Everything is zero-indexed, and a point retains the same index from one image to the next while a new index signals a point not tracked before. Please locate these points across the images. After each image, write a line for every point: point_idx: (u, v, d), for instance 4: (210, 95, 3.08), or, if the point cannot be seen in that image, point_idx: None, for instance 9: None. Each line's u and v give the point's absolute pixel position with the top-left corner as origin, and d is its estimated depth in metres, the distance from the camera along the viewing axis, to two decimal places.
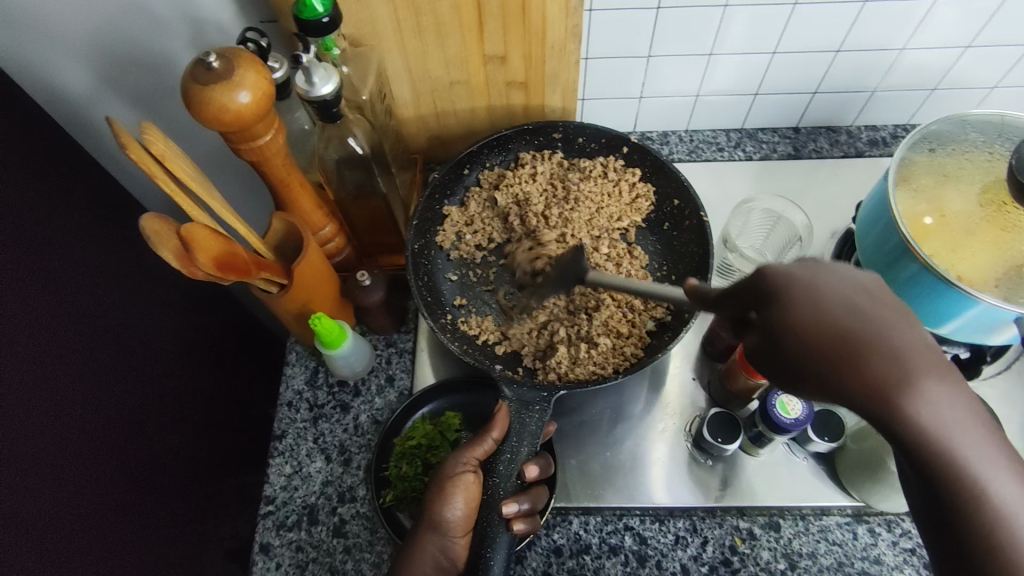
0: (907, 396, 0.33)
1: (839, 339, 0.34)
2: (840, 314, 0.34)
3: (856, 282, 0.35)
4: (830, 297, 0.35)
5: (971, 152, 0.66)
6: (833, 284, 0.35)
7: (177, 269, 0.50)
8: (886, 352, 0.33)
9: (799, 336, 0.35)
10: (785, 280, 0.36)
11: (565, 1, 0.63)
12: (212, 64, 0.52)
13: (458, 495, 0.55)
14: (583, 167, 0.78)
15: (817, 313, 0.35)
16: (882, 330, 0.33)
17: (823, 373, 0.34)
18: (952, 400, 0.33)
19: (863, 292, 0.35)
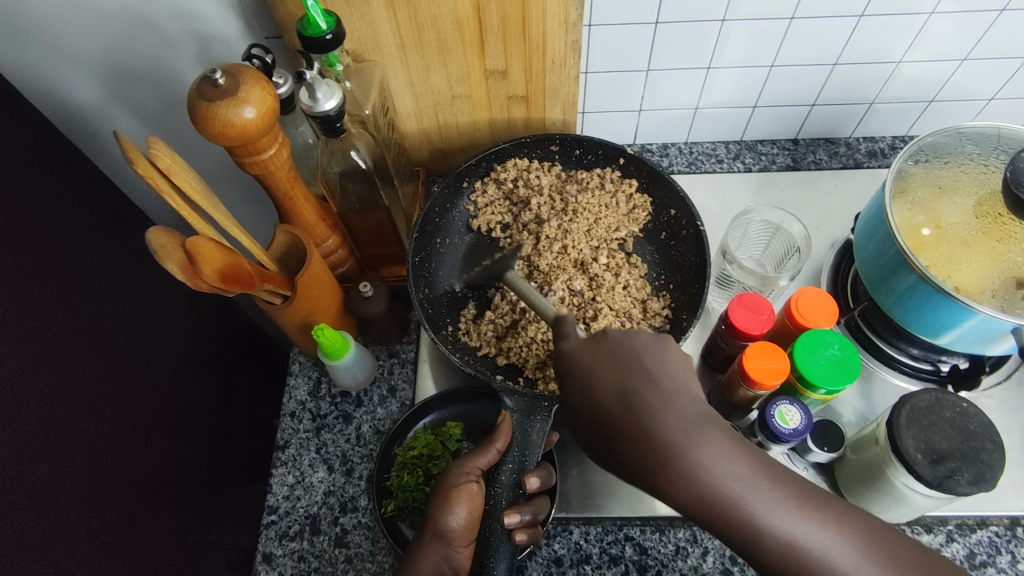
0: (666, 459, 0.39)
1: (610, 425, 0.41)
2: (608, 391, 0.42)
3: (628, 351, 0.43)
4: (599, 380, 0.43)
5: (967, 164, 0.66)
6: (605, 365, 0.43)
7: (182, 281, 0.51)
8: (641, 411, 0.40)
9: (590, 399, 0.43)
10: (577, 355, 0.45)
11: (564, 18, 0.64)
12: (218, 80, 0.52)
13: (460, 504, 0.56)
14: (581, 179, 0.79)
15: (587, 395, 0.43)
16: (642, 390, 0.41)
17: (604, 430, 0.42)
18: (724, 450, 0.39)
19: (623, 361, 0.43)
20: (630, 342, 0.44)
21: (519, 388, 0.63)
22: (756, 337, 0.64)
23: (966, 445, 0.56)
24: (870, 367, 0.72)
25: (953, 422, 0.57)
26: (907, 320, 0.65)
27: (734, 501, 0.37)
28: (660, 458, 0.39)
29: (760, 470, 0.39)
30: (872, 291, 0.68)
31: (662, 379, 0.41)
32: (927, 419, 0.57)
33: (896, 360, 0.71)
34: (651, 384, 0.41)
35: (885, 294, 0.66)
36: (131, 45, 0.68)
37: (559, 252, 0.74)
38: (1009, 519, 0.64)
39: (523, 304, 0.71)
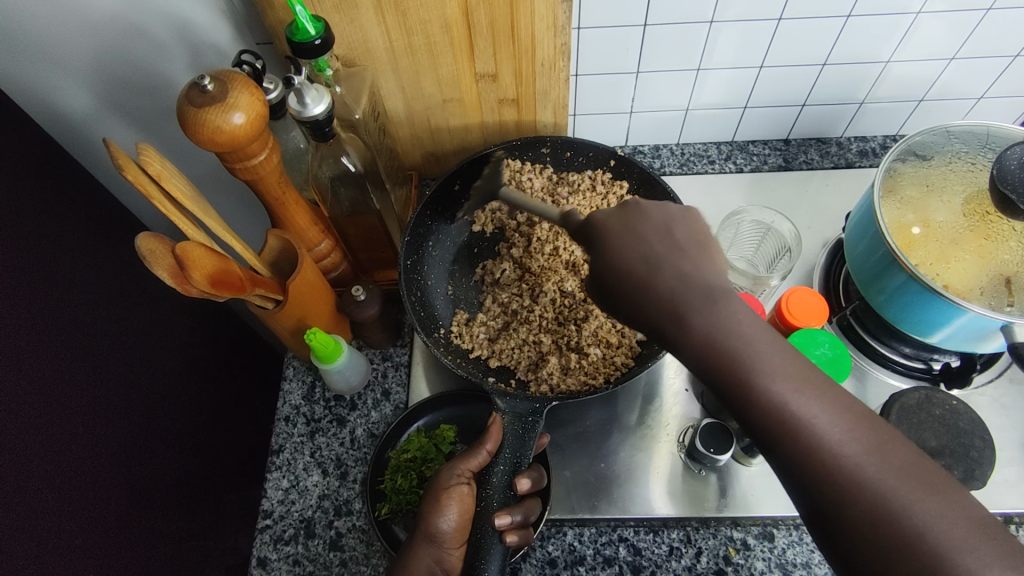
0: (682, 307, 0.40)
1: (636, 277, 0.43)
2: (637, 252, 0.44)
3: (659, 220, 0.45)
4: (633, 242, 0.44)
5: (955, 164, 0.67)
6: (642, 232, 0.45)
7: (171, 286, 0.51)
8: (668, 272, 0.42)
9: (613, 264, 0.44)
10: (607, 226, 0.46)
11: (552, 21, 0.65)
12: (207, 86, 0.53)
13: (451, 506, 0.56)
14: (572, 180, 0.79)
15: (618, 252, 0.44)
16: (668, 256, 0.42)
17: (625, 290, 0.43)
18: (740, 310, 0.39)
19: (654, 231, 0.44)
20: (661, 214, 0.46)
21: (511, 390, 0.64)
22: None
23: (956, 442, 0.56)
24: (862, 364, 0.72)
25: (943, 419, 0.57)
26: (898, 319, 0.65)
27: (727, 342, 0.38)
28: (679, 306, 0.40)
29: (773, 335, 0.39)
30: (863, 290, 0.68)
31: (687, 244, 0.43)
32: (918, 416, 0.57)
33: (888, 359, 0.71)
34: (680, 248, 0.43)
35: (876, 293, 0.66)
36: (124, 53, 0.68)
37: (551, 253, 0.75)
38: (1003, 516, 0.64)
39: (513, 305, 0.72)
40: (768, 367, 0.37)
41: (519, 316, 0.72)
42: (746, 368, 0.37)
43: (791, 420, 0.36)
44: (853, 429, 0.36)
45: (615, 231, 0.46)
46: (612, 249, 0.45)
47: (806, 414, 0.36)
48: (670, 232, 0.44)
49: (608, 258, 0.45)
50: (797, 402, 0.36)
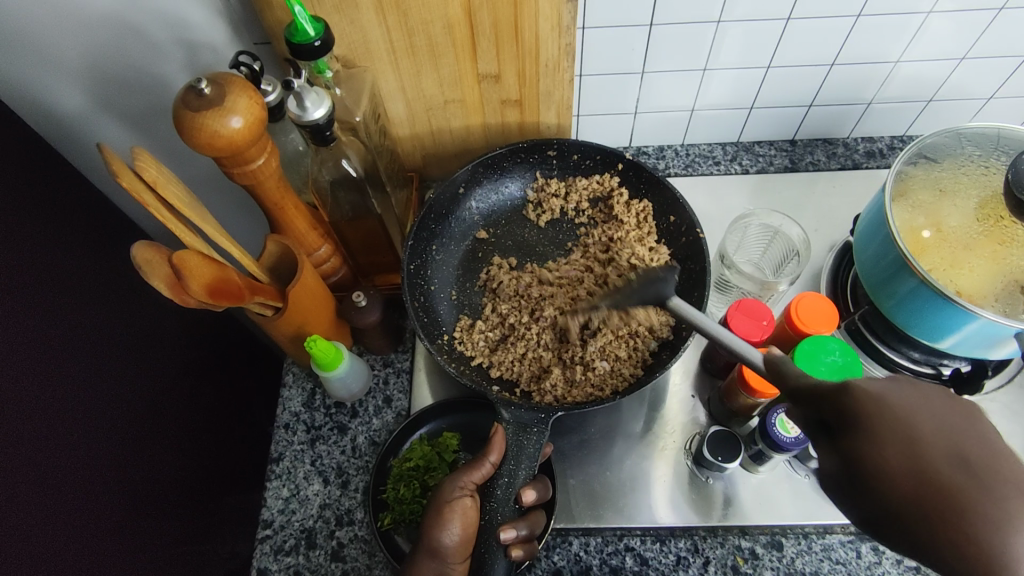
0: None
1: (939, 496, 0.27)
2: (940, 465, 0.28)
3: (942, 426, 0.29)
4: (925, 440, 0.29)
5: (967, 166, 0.65)
6: (928, 418, 0.29)
7: (168, 297, 0.50)
8: (997, 532, 0.26)
9: (882, 485, 0.29)
10: (869, 405, 0.31)
11: (556, 21, 0.63)
12: (203, 90, 0.51)
13: (455, 519, 0.55)
14: (580, 186, 0.78)
15: (905, 458, 0.28)
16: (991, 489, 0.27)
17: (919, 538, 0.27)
18: None
19: (954, 440, 0.28)
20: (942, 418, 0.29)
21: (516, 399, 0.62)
22: (757, 344, 0.63)
23: None
24: (872, 371, 0.71)
25: None
26: (907, 324, 0.64)
27: None
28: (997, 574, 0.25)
29: None
30: (871, 295, 0.67)
31: (1001, 480, 0.27)
32: None
33: (897, 364, 0.70)
34: (991, 486, 0.27)
35: (885, 297, 0.65)
36: (118, 54, 0.67)
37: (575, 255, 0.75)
38: None
39: (509, 315, 0.70)
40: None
41: (521, 329, 0.69)
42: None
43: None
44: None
45: (880, 409, 0.30)
46: (881, 443, 0.29)
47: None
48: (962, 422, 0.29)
49: (886, 462, 0.29)
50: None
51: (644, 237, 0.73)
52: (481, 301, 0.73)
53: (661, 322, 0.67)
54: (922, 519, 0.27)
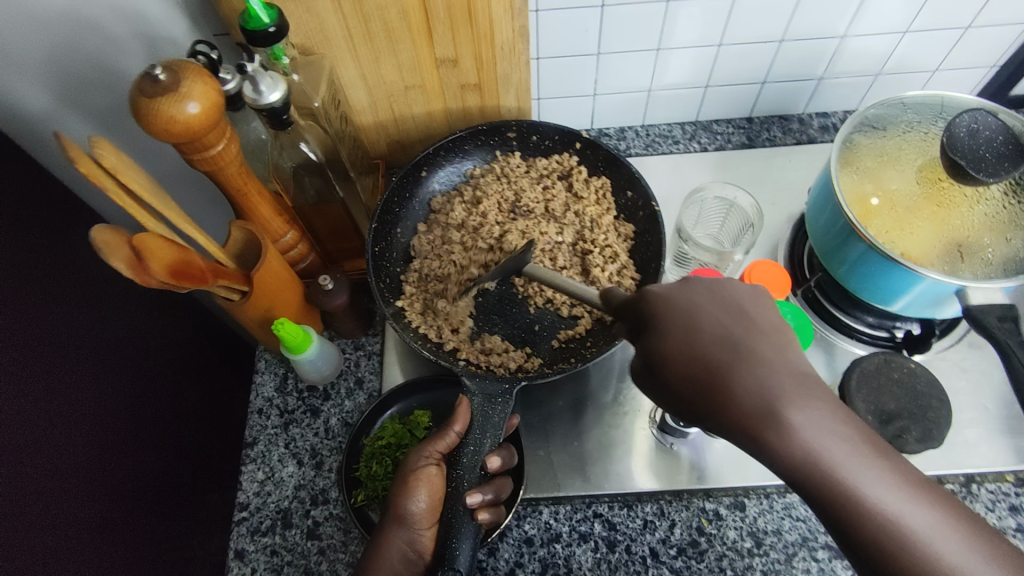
0: (765, 407, 0.35)
1: (704, 364, 0.38)
2: (709, 334, 0.39)
3: (728, 298, 0.41)
4: (699, 324, 0.39)
5: (908, 133, 0.68)
6: (705, 310, 0.40)
7: (131, 278, 0.51)
8: (750, 372, 0.36)
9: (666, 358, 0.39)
10: (661, 308, 0.41)
11: (509, 4, 0.65)
12: (159, 77, 0.52)
13: (421, 488, 0.57)
14: (540, 166, 0.79)
15: (684, 339, 0.39)
16: (740, 346, 0.38)
17: (694, 391, 0.38)
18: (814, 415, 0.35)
19: (719, 311, 0.40)
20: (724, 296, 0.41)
21: (483, 372, 0.65)
22: None
23: (914, 403, 0.59)
24: (830, 337, 0.74)
25: (902, 382, 0.59)
26: (858, 288, 0.66)
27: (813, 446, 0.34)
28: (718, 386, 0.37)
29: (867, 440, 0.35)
30: (824, 261, 0.69)
31: (761, 326, 0.38)
32: (877, 380, 0.59)
33: (853, 329, 0.73)
34: (742, 344, 0.38)
35: (837, 264, 0.67)
36: (78, 49, 0.67)
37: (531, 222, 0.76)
38: (965, 476, 0.67)
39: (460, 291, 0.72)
40: (806, 418, 0.34)
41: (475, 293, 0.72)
42: (783, 424, 0.35)
43: (842, 490, 0.34)
44: (901, 491, 0.34)
45: (677, 313, 0.40)
46: (672, 337, 0.40)
47: (846, 465, 0.34)
48: (729, 309, 0.40)
49: (670, 347, 0.39)
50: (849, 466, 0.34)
51: (603, 214, 0.75)
52: (424, 267, 0.74)
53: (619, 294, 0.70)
54: (699, 385, 0.38)
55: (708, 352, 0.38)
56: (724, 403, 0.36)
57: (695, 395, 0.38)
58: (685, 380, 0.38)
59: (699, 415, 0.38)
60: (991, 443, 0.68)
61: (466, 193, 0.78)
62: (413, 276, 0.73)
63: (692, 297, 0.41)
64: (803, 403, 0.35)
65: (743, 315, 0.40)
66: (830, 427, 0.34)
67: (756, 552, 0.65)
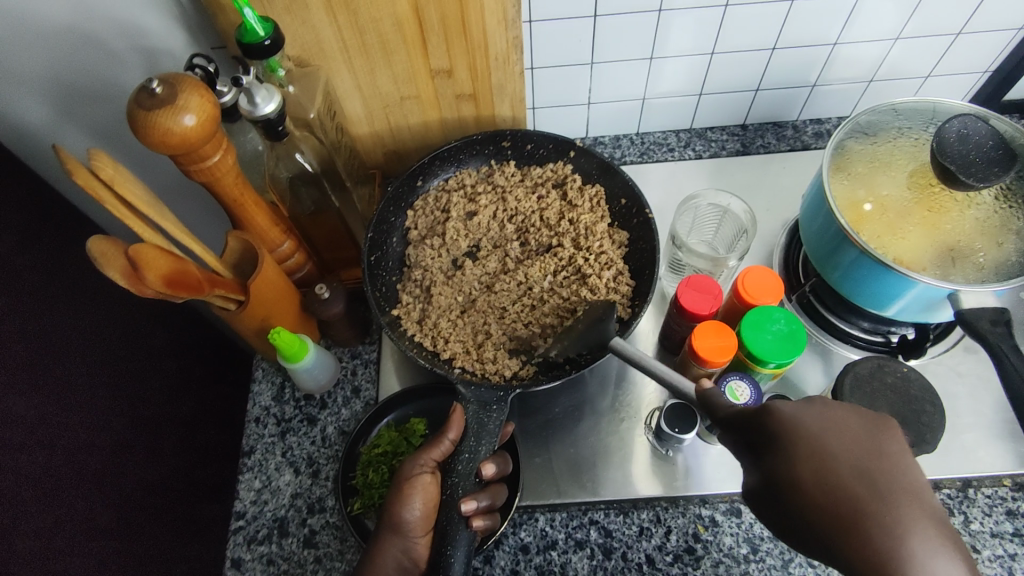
0: (900, 556, 0.33)
1: (838, 497, 0.35)
2: (843, 466, 0.36)
3: (860, 431, 0.38)
4: (830, 457, 0.37)
5: (899, 138, 0.68)
6: (837, 437, 0.38)
7: (126, 288, 0.52)
8: (888, 520, 0.34)
9: (798, 488, 0.37)
10: (786, 428, 0.38)
11: (502, 15, 0.66)
12: (155, 89, 0.53)
13: (415, 496, 0.57)
14: (535, 175, 0.80)
15: (816, 469, 0.37)
16: (878, 481, 0.35)
17: (822, 527, 0.36)
18: (944, 565, 0.33)
19: (853, 440, 0.37)
20: (842, 427, 0.38)
21: (477, 380, 0.65)
22: (708, 317, 0.66)
23: (906, 408, 0.59)
24: (826, 343, 0.74)
25: (895, 387, 0.60)
26: (852, 293, 0.66)
27: None
28: (848, 522, 0.35)
29: None
30: (818, 267, 0.69)
31: (896, 463, 0.36)
32: (870, 385, 0.60)
33: (850, 335, 0.73)
34: (879, 482, 0.35)
35: (830, 269, 0.67)
36: (79, 65, 0.69)
37: (525, 230, 0.77)
38: (961, 480, 0.67)
39: (451, 298, 0.73)
40: (942, 566, 0.33)
41: (466, 301, 0.73)
42: (920, 571, 0.33)
43: None
44: None
45: (802, 434, 0.38)
46: (798, 462, 0.37)
47: None
48: (859, 437, 0.38)
49: (800, 475, 0.37)
50: None
51: (598, 221, 0.76)
52: (417, 270, 0.75)
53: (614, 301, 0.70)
54: (827, 524, 0.35)
55: (841, 485, 0.36)
56: (862, 545, 0.34)
57: (823, 530, 0.36)
58: (818, 513, 0.36)
59: (822, 553, 0.36)
60: (990, 447, 0.68)
61: (460, 198, 0.79)
62: (409, 285, 0.74)
63: (821, 422, 0.38)
64: (940, 551, 0.34)
65: (875, 449, 0.37)
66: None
67: (753, 559, 0.65)
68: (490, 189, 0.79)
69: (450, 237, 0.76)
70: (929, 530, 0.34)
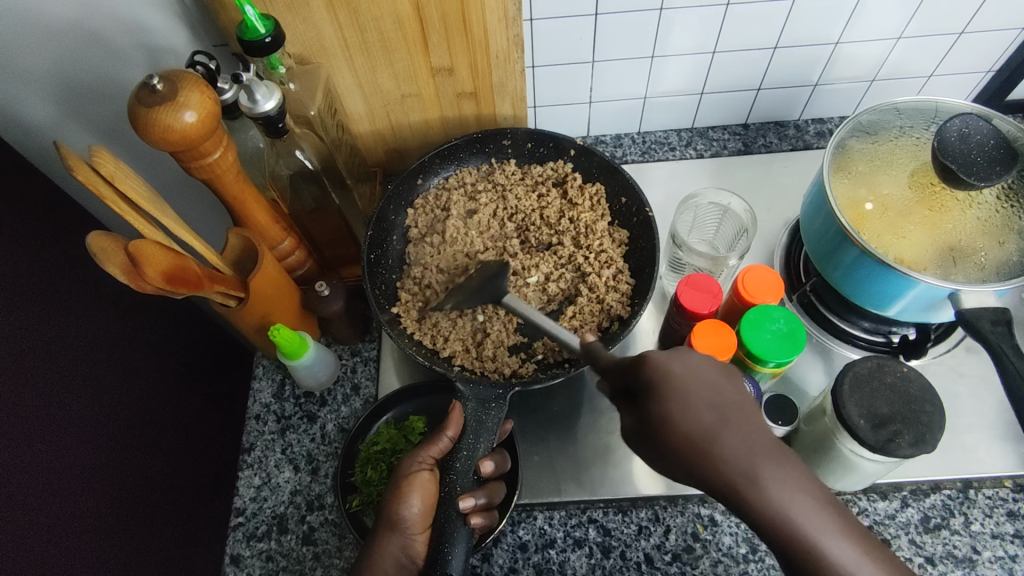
0: (744, 475, 0.37)
1: (697, 430, 0.39)
2: (698, 400, 0.40)
3: (704, 372, 0.41)
4: (695, 395, 0.40)
5: (900, 138, 0.68)
6: (693, 377, 0.41)
7: (126, 284, 0.52)
8: (735, 445, 0.38)
9: (664, 425, 0.40)
10: (656, 374, 0.41)
11: (502, 13, 0.66)
12: (156, 86, 0.53)
13: (414, 493, 0.57)
14: (535, 173, 0.80)
15: (681, 408, 0.39)
16: (727, 414, 0.39)
17: (679, 456, 0.39)
18: (782, 477, 0.37)
19: (707, 381, 0.41)
20: (694, 369, 0.41)
21: (476, 377, 0.65)
22: (708, 316, 0.65)
23: (906, 407, 0.58)
24: (827, 343, 0.74)
25: (895, 386, 0.59)
26: (853, 292, 0.66)
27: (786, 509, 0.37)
28: (701, 449, 0.38)
29: (824, 497, 0.38)
30: (819, 266, 0.69)
31: (741, 397, 0.40)
32: (870, 385, 0.59)
33: (851, 335, 0.73)
34: (727, 414, 0.39)
35: (831, 268, 0.67)
36: (81, 62, 0.69)
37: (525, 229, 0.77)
38: (962, 481, 0.66)
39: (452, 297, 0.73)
40: (780, 479, 0.37)
41: None
42: (761, 485, 0.37)
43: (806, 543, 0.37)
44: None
45: (668, 378, 0.41)
46: (670, 404, 0.40)
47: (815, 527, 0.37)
48: (715, 379, 0.41)
49: (669, 412, 0.40)
50: (812, 525, 0.37)
51: (598, 219, 0.76)
52: (417, 267, 0.75)
53: (615, 299, 0.70)
54: (690, 454, 0.38)
55: (698, 419, 0.39)
56: (715, 466, 0.38)
57: (686, 459, 0.39)
58: (679, 445, 0.39)
59: (684, 476, 0.39)
60: (990, 448, 0.68)
61: (460, 196, 0.79)
62: (408, 282, 0.74)
63: (683, 367, 0.41)
64: (779, 466, 0.38)
65: (724, 386, 0.41)
66: (798, 490, 0.37)
67: (752, 558, 0.65)
68: (490, 188, 0.80)
69: (451, 235, 0.77)
70: (770, 450, 0.38)
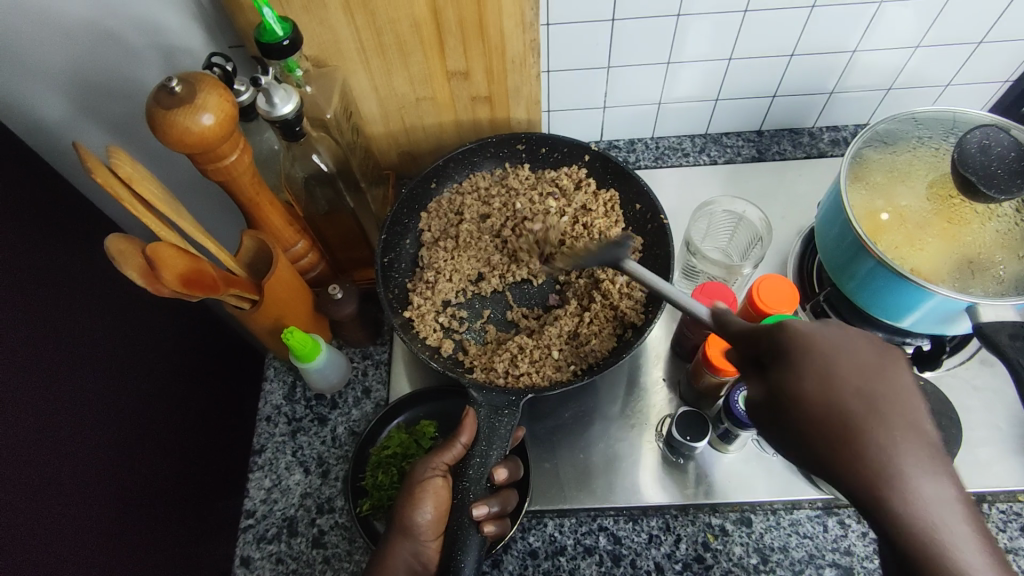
0: (886, 469, 0.32)
1: (838, 412, 0.34)
2: (848, 380, 0.34)
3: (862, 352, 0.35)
4: (839, 370, 0.35)
5: (918, 148, 0.68)
6: (845, 351, 0.35)
7: (142, 286, 0.52)
8: (885, 437, 0.32)
9: (800, 405, 0.35)
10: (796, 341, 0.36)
11: (520, 18, 0.66)
12: (175, 88, 0.53)
13: (427, 500, 0.57)
14: (549, 178, 0.80)
15: (819, 382, 0.35)
16: (879, 401, 0.34)
17: (815, 442, 0.34)
18: (933, 485, 0.32)
19: (862, 357, 0.35)
20: (841, 345, 0.36)
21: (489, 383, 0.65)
22: None
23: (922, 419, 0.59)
24: None
25: None
26: (868, 304, 0.65)
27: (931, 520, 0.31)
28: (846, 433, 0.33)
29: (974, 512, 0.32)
30: (834, 277, 0.68)
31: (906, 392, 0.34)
32: None
33: None
34: (883, 402, 0.33)
35: (846, 279, 0.66)
36: (98, 62, 0.69)
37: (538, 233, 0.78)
38: (975, 495, 0.66)
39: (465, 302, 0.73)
40: (935, 490, 0.32)
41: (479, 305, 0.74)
42: (907, 490, 0.32)
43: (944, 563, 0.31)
44: None
45: (814, 348, 0.36)
46: (805, 374, 0.35)
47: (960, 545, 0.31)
48: (873, 364, 0.35)
49: (803, 386, 0.35)
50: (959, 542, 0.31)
51: (612, 226, 0.76)
52: (429, 270, 0.75)
53: (629, 306, 0.70)
54: (828, 443, 0.34)
55: (842, 405, 0.34)
56: (850, 456, 0.33)
57: (817, 446, 0.34)
58: (816, 426, 0.34)
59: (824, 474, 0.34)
60: (1003, 462, 0.67)
61: (474, 201, 0.79)
62: (420, 285, 0.74)
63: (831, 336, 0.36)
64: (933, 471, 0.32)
65: (885, 375, 0.34)
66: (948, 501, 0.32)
67: (763, 569, 0.64)
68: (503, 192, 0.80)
69: (464, 239, 0.77)
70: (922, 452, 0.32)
